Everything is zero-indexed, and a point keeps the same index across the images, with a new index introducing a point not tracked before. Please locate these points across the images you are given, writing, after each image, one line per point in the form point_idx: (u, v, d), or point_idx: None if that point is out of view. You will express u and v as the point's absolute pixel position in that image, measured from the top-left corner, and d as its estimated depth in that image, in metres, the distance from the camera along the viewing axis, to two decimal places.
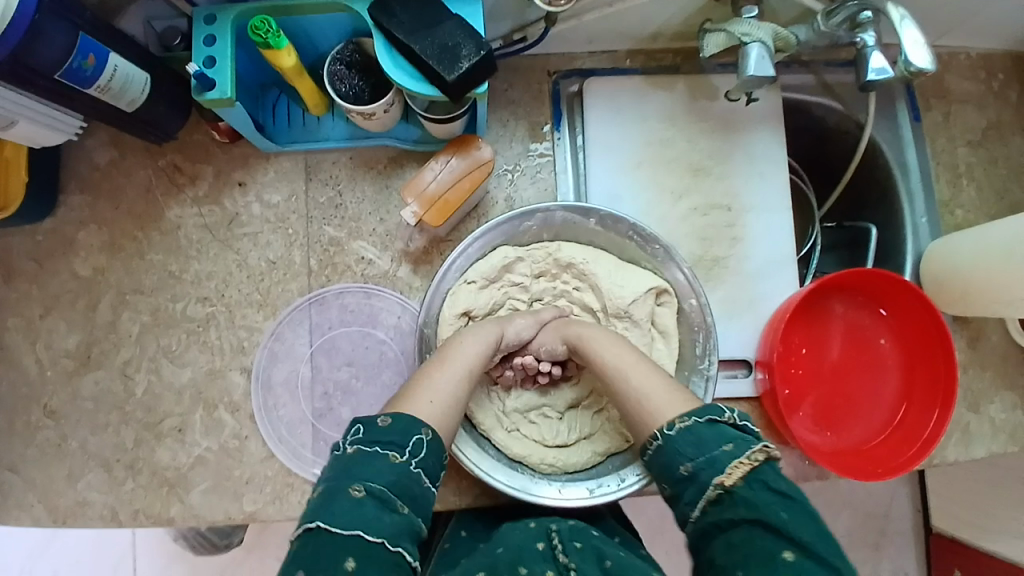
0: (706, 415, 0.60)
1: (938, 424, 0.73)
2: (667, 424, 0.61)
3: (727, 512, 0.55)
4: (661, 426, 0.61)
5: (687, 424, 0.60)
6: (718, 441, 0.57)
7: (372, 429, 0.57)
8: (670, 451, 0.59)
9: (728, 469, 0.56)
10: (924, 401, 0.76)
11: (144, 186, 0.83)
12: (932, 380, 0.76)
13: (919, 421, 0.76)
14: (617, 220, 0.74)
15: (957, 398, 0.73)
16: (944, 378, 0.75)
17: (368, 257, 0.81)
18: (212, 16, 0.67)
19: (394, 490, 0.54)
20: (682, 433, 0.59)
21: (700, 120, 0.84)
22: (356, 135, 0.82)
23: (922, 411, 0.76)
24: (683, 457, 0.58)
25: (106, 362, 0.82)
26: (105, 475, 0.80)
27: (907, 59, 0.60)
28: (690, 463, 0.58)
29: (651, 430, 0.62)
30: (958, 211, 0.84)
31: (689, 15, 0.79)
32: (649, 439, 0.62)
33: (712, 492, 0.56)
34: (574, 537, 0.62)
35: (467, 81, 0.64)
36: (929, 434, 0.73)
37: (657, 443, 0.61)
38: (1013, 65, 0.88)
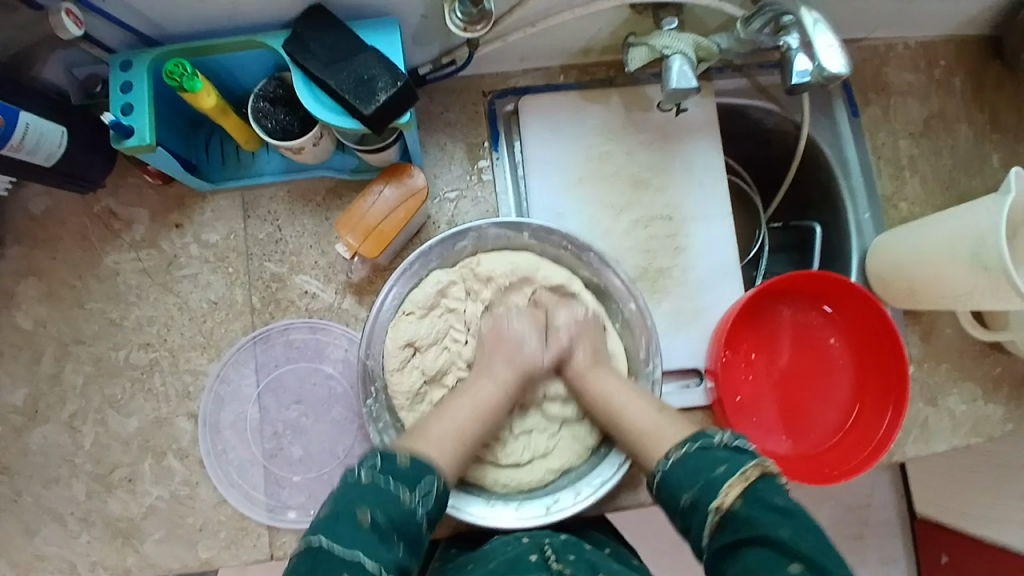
0: (699, 441, 0.60)
1: (890, 426, 0.73)
2: (664, 458, 0.61)
3: (730, 537, 0.55)
4: (660, 460, 0.61)
5: (682, 453, 0.60)
6: (709, 465, 0.57)
7: (388, 461, 0.59)
8: (669, 485, 0.59)
9: (726, 490, 0.55)
10: (877, 403, 0.76)
11: (79, 233, 0.81)
12: (885, 380, 0.76)
13: (872, 422, 0.76)
14: (549, 232, 0.76)
15: (909, 399, 0.72)
16: (895, 378, 0.74)
17: (311, 290, 0.80)
18: (127, 62, 0.66)
19: (395, 528, 0.56)
20: (677, 464, 0.60)
21: (638, 131, 0.84)
22: (292, 168, 0.81)
23: (875, 412, 0.76)
24: (682, 486, 0.58)
25: (53, 415, 0.80)
26: (60, 529, 0.78)
27: (822, 65, 0.60)
28: (689, 493, 0.57)
29: (653, 466, 0.62)
30: (902, 204, 0.85)
31: (616, 29, 0.78)
32: (651, 475, 0.62)
33: (714, 518, 0.55)
34: (567, 551, 0.63)
35: (386, 113, 0.63)
36: (882, 436, 0.73)
37: (658, 477, 0.61)
38: (951, 54, 0.88)
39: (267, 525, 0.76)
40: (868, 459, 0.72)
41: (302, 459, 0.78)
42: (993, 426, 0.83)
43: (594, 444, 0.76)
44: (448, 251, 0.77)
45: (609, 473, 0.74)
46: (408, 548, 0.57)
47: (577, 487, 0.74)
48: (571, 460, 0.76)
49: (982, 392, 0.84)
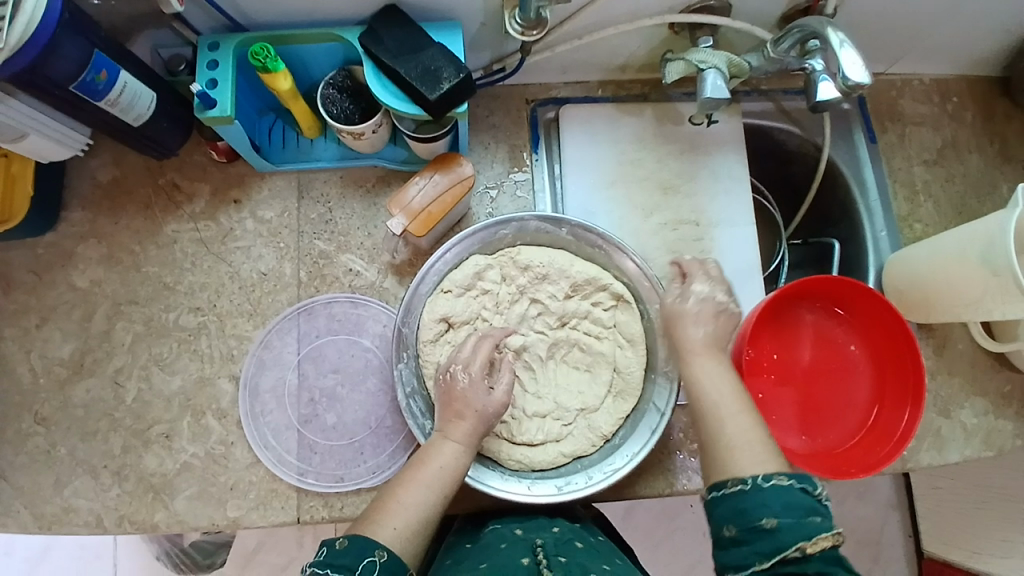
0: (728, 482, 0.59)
1: (911, 421, 0.76)
2: (762, 475, 0.58)
3: (791, 567, 0.54)
4: (756, 475, 0.59)
5: (785, 482, 0.57)
6: (762, 507, 0.56)
7: (329, 550, 0.57)
8: (755, 500, 0.57)
9: (807, 538, 0.54)
10: (895, 403, 0.80)
11: (143, 203, 0.87)
12: (902, 381, 0.80)
13: (891, 422, 0.79)
14: (586, 230, 0.81)
15: (927, 397, 0.76)
16: (913, 380, 0.78)
17: (355, 269, 0.85)
18: (215, 43, 0.73)
19: None
20: (775, 490, 0.57)
21: (669, 143, 0.90)
22: (347, 156, 0.88)
23: (895, 412, 0.79)
24: (769, 510, 0.55)
25: (99, 370, 0.83)
26: (93, 481, 0.81)
27: (846, 75, 0.65)
28: (774, 519, 0.55)
29: (740, 475, 0.59)
30: (916, 225, 0.90)
31: (653, 47, 0.85)
32: (734, 481, 0.59)
33: (789, 556, 0.53)
34: (557, 552, 0.68)
35: (448, 100, 0.70)
36: (902, 432, 0.76)
37: (740, 487, 0.58)
38: (965, 90, 0.95)
39: (297, 487, 0.79)
40: (891, 454, 0.75)
41: (335, 427, 0.82)
42: (1004, 441, 0.86)
43: (609, 433, 0.79)
44: (489, 238, 0.82)
45: (621, 461, 0.77)
46: None
47: (589, 472, 0.77)
48: (583, 447, 0.78)
49: (992, 407, 0.87)
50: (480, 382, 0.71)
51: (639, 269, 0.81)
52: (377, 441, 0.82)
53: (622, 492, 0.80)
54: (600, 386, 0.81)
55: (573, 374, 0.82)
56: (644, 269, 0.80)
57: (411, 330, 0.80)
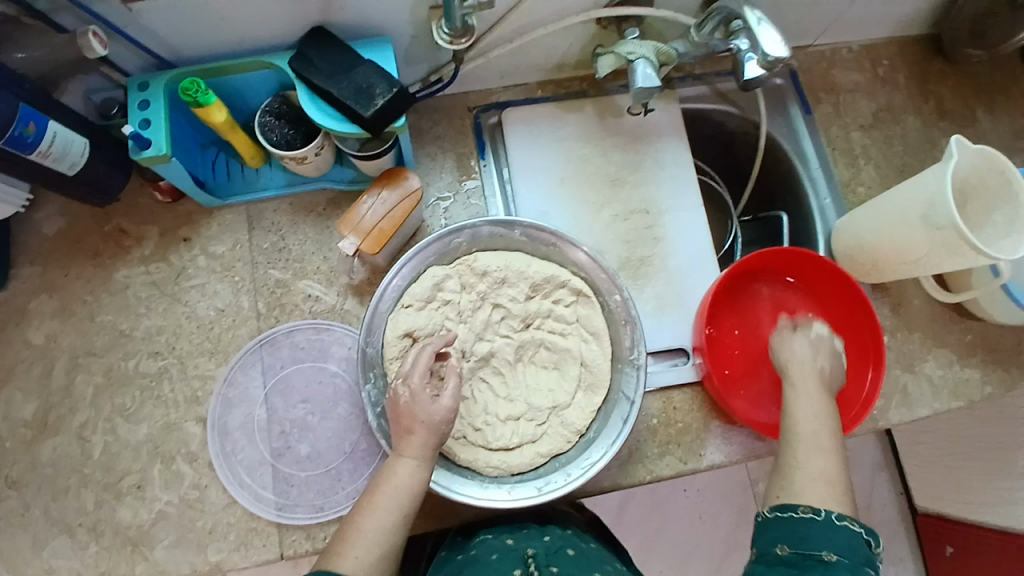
0: (785, 509, 0.61)
1: (874, 385, 0.78)
2: (837, 513, 0.59)
3: None
4: (830, 509, 0.60)
5: (853, 526, 0.58)
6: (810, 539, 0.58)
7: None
8: (823, 536, 0.58)
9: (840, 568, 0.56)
10: (857, 367, 0.82)
11: (90, 252, 0.85)
12: (861, 346, 0.82)
13: (855, 386, 0.81)
14: (539, 229, 0.81)
15: (886, 359, 0.78)
16: (871, 344, 0.80)
17: (314, 294, 0.85)
18: (144, 83, 0.73)
19: None
20: (845, 529, 0.58)
21: (613, 135, 0.91)
22: (294, 182, 0.87)
23: (856, 376, 0.81)
24: (829, 546, 0.58)
25: (63, 427, 0.81)
26: (68, 541, 0.78)
27: (765, 51, 0.67)
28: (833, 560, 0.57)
29: (807, 502, 0.60)
30: (860, 188, 0.92)
31: (585, 43, 0.87)
32: (806, 507, 0.60)
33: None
34: (549, 562, 0.71)
35: (384, 116, 0.70)
36: (867, 396, 0.78)
37: (809, 516, 0.59)
38: (892, 55, 0.98)
39: (276, 523, 0.78)
40: (857, 417, 0.76)
41: (309, 456, 0.81)
42: (971, 390, 0.89)
43: (583, 427, 0.79)
44: (444, 248, 0.82)
45: (599, 454, 0.77)
46: None
47: (567, 470, 0.77)
48: (559, 445, 0.78)
49: (955, 357, 0.90)
50: (423, 391, 0.69)
51: (593, 261, 0.81)
52: (354, 465, 0.81)
53: (605, 485, 0.80)
54: (569, 383, 0.81)
55: (542, 374, 0.82)
56: (597, 261, 0.80)
57: (375, 349, 0.79)
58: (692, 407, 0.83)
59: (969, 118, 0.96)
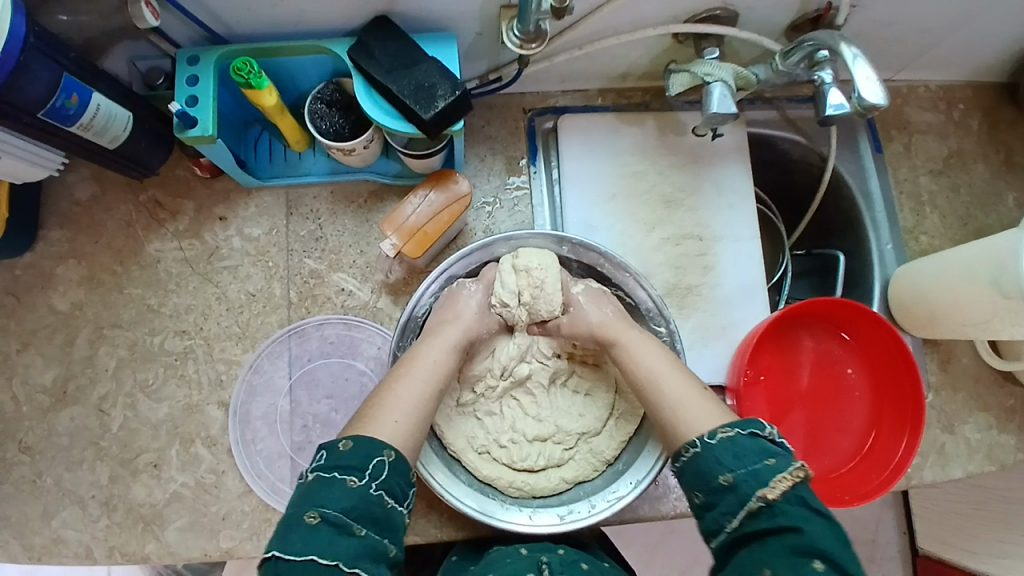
0: (748, 427, 0.60)
1: (907, 450, 0.75)
2: (708, 433, 0.61)
3: (760, 520, 0.56)
4: (701, 434, 0.62)
5: (729, 433, 0.60)
6: (759, 455, 0.58)
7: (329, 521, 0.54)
8: (708, 459, 0.59)
9: (773, 482, 0.56)
10: (892, 429, 0.79)
11: (124, 221, 0.83)
12: (901, 407, 0.79)
13: (888, 449, 0.78)
14: (588, 248, 0.77)
15: (925, 425, 0.75)
16: (912, 406, 0.77)
17: (348, 288, 0.82)
18: (195, 57, 0.70)
19: (350, 515, 0.55)
20: (721, 444, 0.60)
21: (671, 154, 0.87)
22: (337, 169, 0.84)
23: (892, 438, 0.78)
24: (721, 467, 0.58)
25: (83, 397, 0.80)
26: (81, 512, 0.78)
27: (860, 95, 0.62)
28: (730, 474, 0.58)
29: (688, 438, 0.62)
30: (922, 237, 0.88)
31: (656, 55, 0.82)
32: (684, 446, 0.62)
33: (753, 507, 0.56)
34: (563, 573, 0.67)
35: (443, 119, 0.66)
36: (899, 461, 0.75)
37: (692, 450, 0.61)
38: (971, 98, 0.93)
39: None
40: (888, 481, 0.74)
41: None
42: (1006, 457, 0.86)
43: (611, 458, 0.76)
44: (487, 255, 0.79)
45: (625, 489, 0.74)
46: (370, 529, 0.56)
47: (592, 500, 0.74)
48: (585, 473, 0.76)
49: (995, 422, 0.86)
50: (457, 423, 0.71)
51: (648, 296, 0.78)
52: None
53: (626, 517, 0.79)
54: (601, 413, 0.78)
55: (576, 397, 0.80)
56: (653, 294, 0.77)
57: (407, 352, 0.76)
58: None
59: None
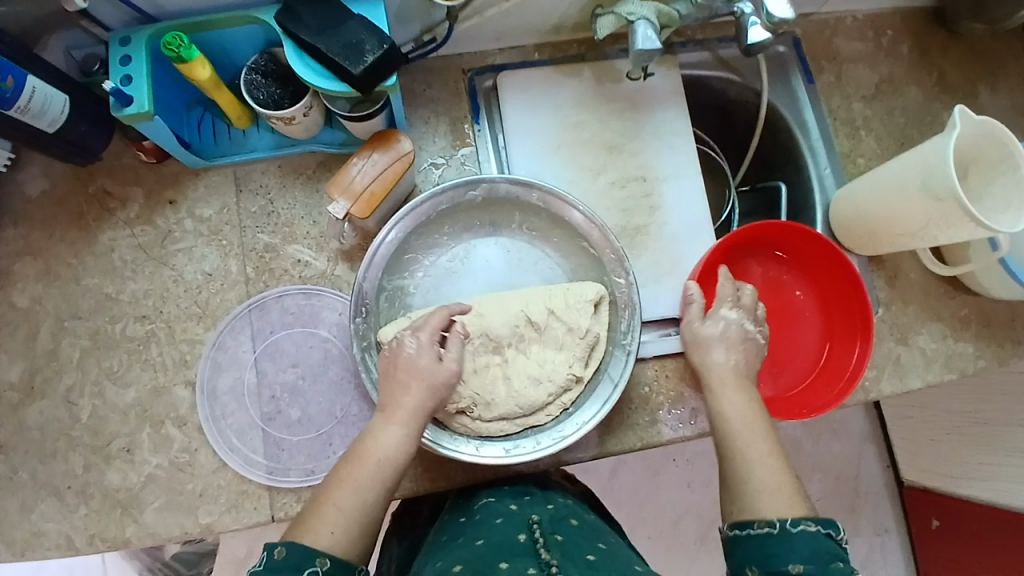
0: (828, 526, 0.56)
1: (861, 358, 0.78)
2: (791, 519, 0.56)
3: None
4: (783, 517, 0.57)
5: (813, 529, 0.56)
6: (831, 558, 0.54)
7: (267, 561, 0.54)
8: (783, 546, 0.55)
9: None
10: (845, 341, 0.82)
11: (75, 214, 0.83)
12: (849, 317, 0.82)
13: (841, 360, 0.81)
14: (556, 196, 0.79)
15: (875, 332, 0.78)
16: (858, 315, 0.80)
17: (304, 259, 0.83)
18: (126, 38, 0.71)
19: None
20: (804, 536, 0.55)
21: (610, 102, 0.89)
22: (283, 143, 0.85)
23: (844, 349, 0.82)
24: (793, 558, 0.55)
25: (50, 390, 0.80)
26: (58, 502, 0.78)
27: (768, 11, 0.66)
28: (800, 567, 0.54)
29: (768, 517, 0.57)
30: (859, 159, 0.91)
31: (582, 4, 0.84)
32: (763, 522, 0.57)
33: None
34: (553, 530, 0.69)
35: (373, 74, 0.68)
36: (853, 370, 0.78)
37: (767, 530, 0.57)
38: (898, 24, 0.96)
39: (267, 486, 0.78)
40: (845, 388, 0.77)
41: (300, 421, 0.80)
42: (962, 363, 0.88)
43: (566, 400, 0.77)
44: (458, 198, 0.80)
45: (571, 429, 0.76)
46: None
47: (537, 436, 0.76)
48: (536, 415, 0.76)
49: (949, 330, 0.89)
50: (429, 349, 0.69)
51: (586, 220, 0.79)
52: (344, 430, 0.80)
53: (596, 455, 0.80)
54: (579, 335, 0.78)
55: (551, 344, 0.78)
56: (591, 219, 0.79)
57: (373, 286, 0.77)
58: (683, 376, 0.82)
59: (974, 90, 0.94)
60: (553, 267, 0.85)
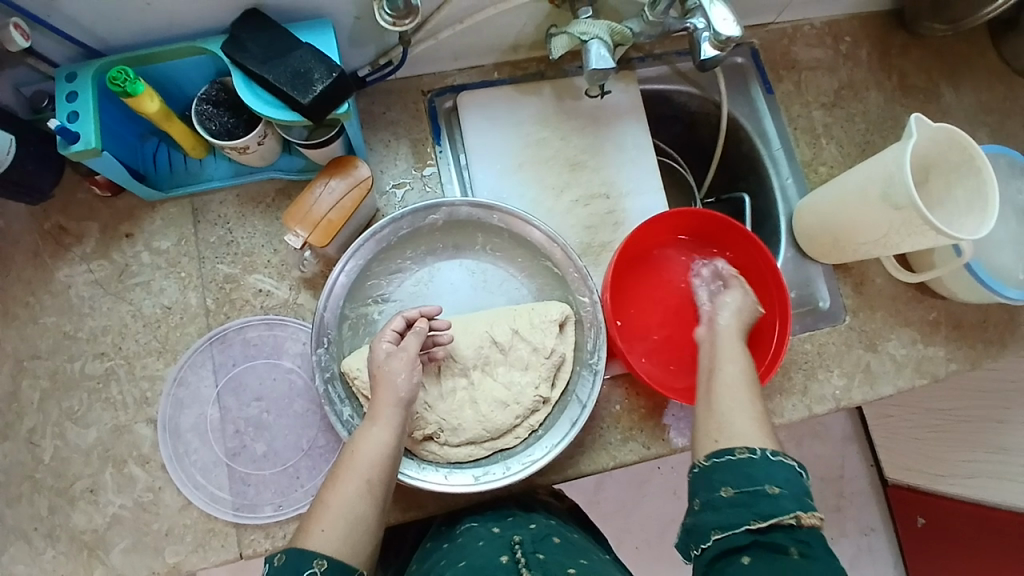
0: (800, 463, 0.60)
1: (781, 341, 0.78)
2: (770, 450, 0.60)
3: (781, 533, 0.56)
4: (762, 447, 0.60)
5: (789, 461, 0.59)
6: (804, 491, 0.58)
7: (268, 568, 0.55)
8: (760, 468, 0.58)
9: (811, 514, 0.56)
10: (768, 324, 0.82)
11: (30, 251, 0.82)
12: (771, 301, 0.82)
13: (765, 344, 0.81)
14: (517, 217, 0.78)
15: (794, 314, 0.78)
16: (778, 298, 0.80)
17: (266, 288, 0.82)
18: (72, 73, 0.69)
19: None
20: (781, 464, 0.59)
21: (571, 118, 0.89)
22: (241, 172, 0.84)
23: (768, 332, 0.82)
24: (770, 480, 0.57)
25: (10, 433, 0.78)
26: (21, 549, 0.76)
27: (716, 31, 0.66)
28: (776, 488, 0.57)
29: (747, 445, 0.60)
30: (821, 168, 0.91)
31: (538, 22, 0.84)
32: (743, 448, 0.60)
33: (784, 523, 0.56)
34: (535, 549, 0.69)
35: (324, 102, 0.67)
36: (774, 354, 0.78)
37: (747, 455, 0.59)
38: (855, 31, 0.96)
39: (234, 523, 0.76)
40: (767, 374, 0.77)
41: (266, 455, 0.79)
42: (932, 367, 0.89)
43: (534, 424, 0.76)
44: (419, 222, 0.80)
45: (540, 452, 0.75)
46: None
47: (506, 462, 0.75)
48: (505, 438, 0.76)
49: (918, 335, 0.89)
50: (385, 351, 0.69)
51: (548, 238, 0.79)
52: (312, 462, 0.79)
53: (568, 476, 0.79)
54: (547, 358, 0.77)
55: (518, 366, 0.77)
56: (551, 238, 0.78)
57: (334, 316, 0.76)
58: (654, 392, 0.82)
59: (932, 94, 0.95)
60: (519, 287, 0.84)
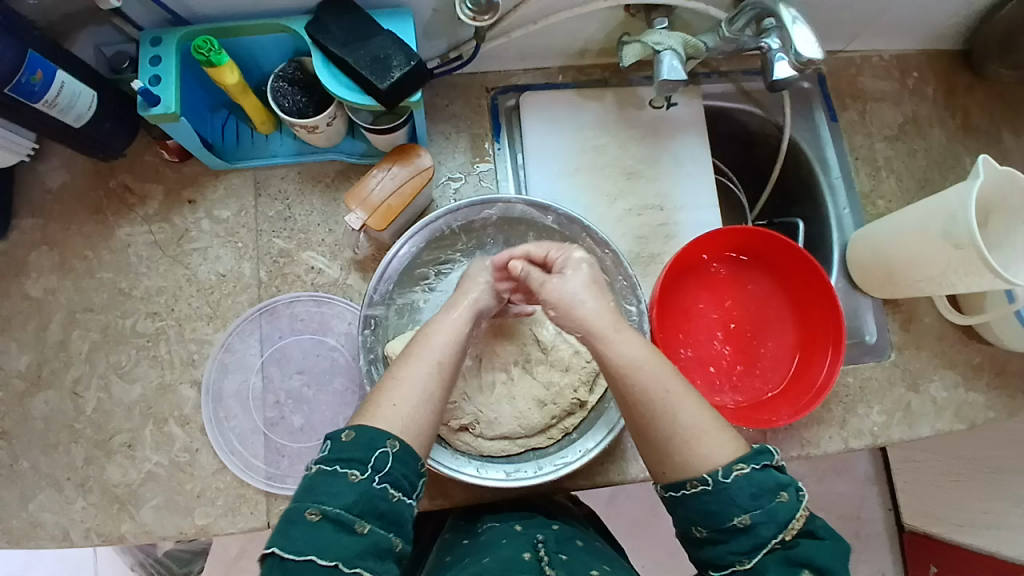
0: (761, 458, 0.55)
1: (831, 368, 0.77)
2: (722, 468, 0.55)
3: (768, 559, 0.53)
4: (713, 469, 0.55)
5: (746, 470, 0.54)
6: (774, 490, 0.54)
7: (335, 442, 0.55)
8: (723, 500, 0.54)
9: (790, 521, 0.53)
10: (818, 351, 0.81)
11: (94, 208, 0.84)
12: (821, 328, 0.81)
13: (813, 371, 0.80)
14: (571, 219, 0.79)
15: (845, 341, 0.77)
16: (829, 326, 0.79)
17: (317, 266, 0.84)
18: (158, 38, 0.72)
19: (353, 510, 0.52)
20: (738, 482, 0.54)
21: (632, 128, 0.90)
22: (304, 151, 0.86)
23: (817, 358, 0.80)
24: (736, 509, 0.53)
25: (57, 381, 0.81)
26: (57, 494, 0.78)
27: (797, 51, 0.67)
28: (745, 518, 0.53)
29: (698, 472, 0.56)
30: (878, 201, 0.91)
31: (610, 30, 0.85)
32: (694, 481, 0.55)
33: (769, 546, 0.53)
34: (559, 550, 0.68)
35: (399, 89, 0.68)
36: (822, 380, 0.77)
37: (703, 488, 0.55)
38: (924, 67, 0.95)
39: (265, 492, 0.78)
40: (812, 401, 0.76)
41: (302, 428, 0.80)
42: (973, 413, 0.87)
43: (569, 426, 0.76)
44: (474, 215, 0.81)
45: (573, 456, 0.76)
46: (376, 525, 0.52)
47: (539, 462, 0.76)
48: (539, 437, 0.76)
49: (962, 379, 0.88)
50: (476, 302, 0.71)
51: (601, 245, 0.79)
52: None
53: (596, 482, 0.80)
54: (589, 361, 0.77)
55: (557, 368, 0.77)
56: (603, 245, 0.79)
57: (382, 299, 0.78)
58: None
59: (998, 136, 0.93)
60: None
